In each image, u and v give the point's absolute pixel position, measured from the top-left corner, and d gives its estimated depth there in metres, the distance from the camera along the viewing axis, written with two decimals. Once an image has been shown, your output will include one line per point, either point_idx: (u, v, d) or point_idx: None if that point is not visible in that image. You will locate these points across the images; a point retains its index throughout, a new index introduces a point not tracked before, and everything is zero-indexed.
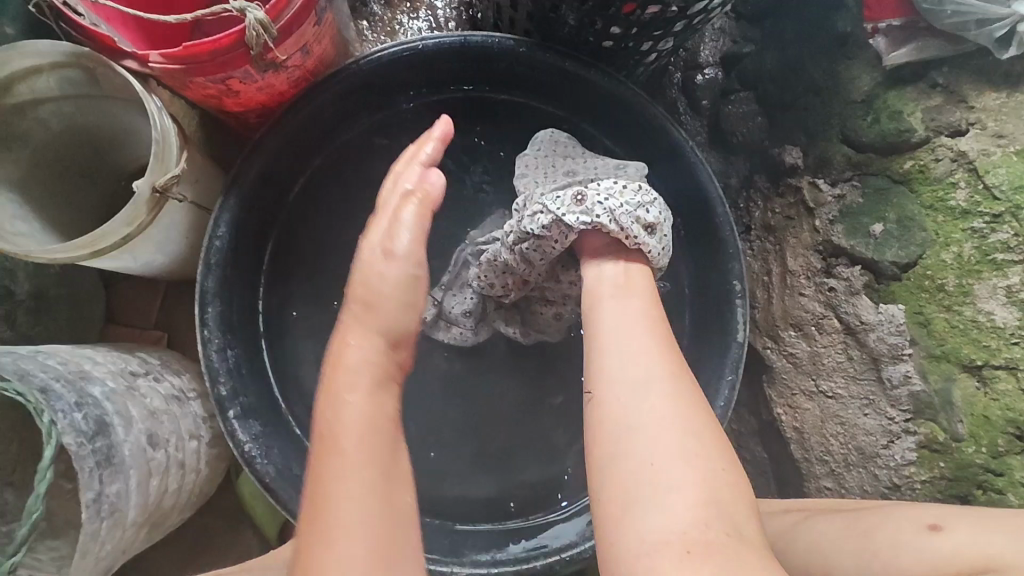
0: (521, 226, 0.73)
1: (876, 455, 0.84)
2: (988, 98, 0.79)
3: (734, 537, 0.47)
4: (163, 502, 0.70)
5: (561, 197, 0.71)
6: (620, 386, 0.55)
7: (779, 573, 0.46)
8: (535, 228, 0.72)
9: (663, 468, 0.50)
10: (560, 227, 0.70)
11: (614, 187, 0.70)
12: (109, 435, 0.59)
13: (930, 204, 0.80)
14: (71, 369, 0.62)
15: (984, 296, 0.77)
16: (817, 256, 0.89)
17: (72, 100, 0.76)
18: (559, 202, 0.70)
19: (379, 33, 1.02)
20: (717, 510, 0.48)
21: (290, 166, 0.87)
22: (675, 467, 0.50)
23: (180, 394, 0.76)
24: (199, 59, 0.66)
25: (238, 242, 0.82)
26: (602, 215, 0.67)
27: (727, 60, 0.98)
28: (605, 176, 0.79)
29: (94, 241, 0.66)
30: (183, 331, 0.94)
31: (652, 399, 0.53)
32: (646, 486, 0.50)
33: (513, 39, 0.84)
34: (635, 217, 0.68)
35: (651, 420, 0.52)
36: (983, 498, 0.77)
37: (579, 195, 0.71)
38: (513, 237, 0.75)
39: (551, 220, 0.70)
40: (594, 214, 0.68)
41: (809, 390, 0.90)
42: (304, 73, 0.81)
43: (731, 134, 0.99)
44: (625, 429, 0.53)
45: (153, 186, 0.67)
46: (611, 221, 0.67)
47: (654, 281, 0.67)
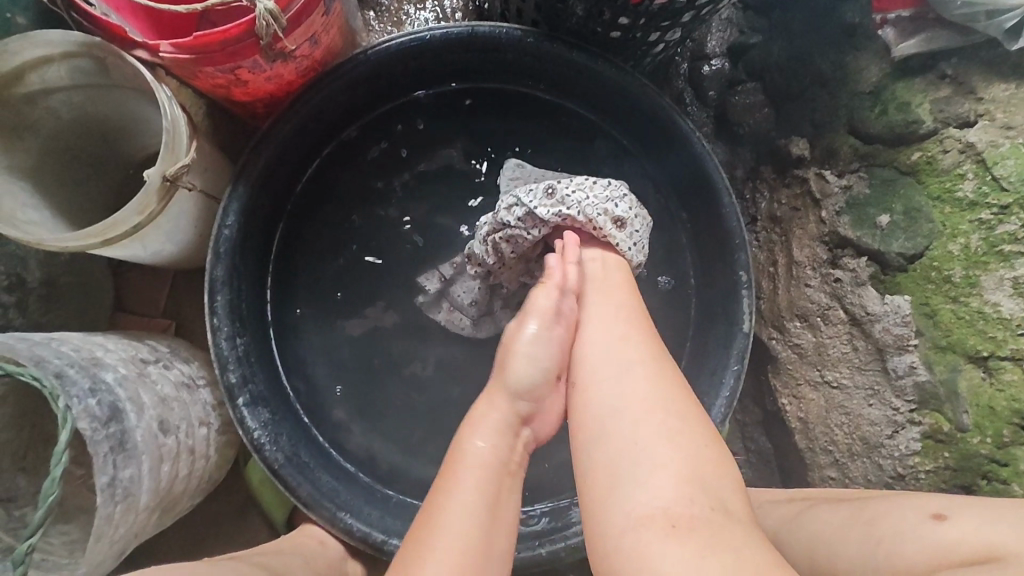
0: (499, 218, 0.80)
1: (880, 445, 0.84)
2: (996, 89, 0.79)
3: (718, 511, 0.51)
4: (175, 488, 0.71)
5: (534, 192, 0.79)
6: (602, 365, 0.62)
7: (766, 546, 0.50)
8: (509, 220, 0.79)
9: (647, 447, 0.55)
10: (533, 219, 0.78)
11: (585, 182, 0.78)
12: (123, 421, 0.60)
13: (937, 195, 0.81)
14: (84, 355, 0.63)
15: (991, 288, 0.76)
16: (823, 247, 0.89)
17: (83, 90, 0.77)
18: (531, 196, 0.78)
19: (386, 24, 1.02)
20: (700, 485, 0.52)
21: (299, 156, 0.88)
22: (656, 443, 0.54)
23: (190, 382, 0.77)
24: (208, 49, 0.67)
25: (247, 231, 0.82)
26: (570, 207, 0.76)
27: (734, 50, 0.98)
28: (589, 184, 0.78)
29: (104, 230, 0.66)
30: (191, 319, 0.95)
31: (635, 367, 0.60)
32: (629, 463, 0.54)
33: (521, 29, 0.84)
34: (604, 211, 0.76)
35: (635, 389, 0.59)
36: (987, 488, 0.78)
37: (551, 189, 0.79)
38: (489, 228, 0.82)
39: (525, 212, 0.78)
40: (563, 207, 0.76)
41: (813, 380, 0.91)
42: (313, 63, 0.81)
43: (738, 125, 0.99)
44: (605, 408, 0.59)
45: (164, 175, 0.68)
46: (579, 213, 0.76)
47: (628, 270, 0.74)
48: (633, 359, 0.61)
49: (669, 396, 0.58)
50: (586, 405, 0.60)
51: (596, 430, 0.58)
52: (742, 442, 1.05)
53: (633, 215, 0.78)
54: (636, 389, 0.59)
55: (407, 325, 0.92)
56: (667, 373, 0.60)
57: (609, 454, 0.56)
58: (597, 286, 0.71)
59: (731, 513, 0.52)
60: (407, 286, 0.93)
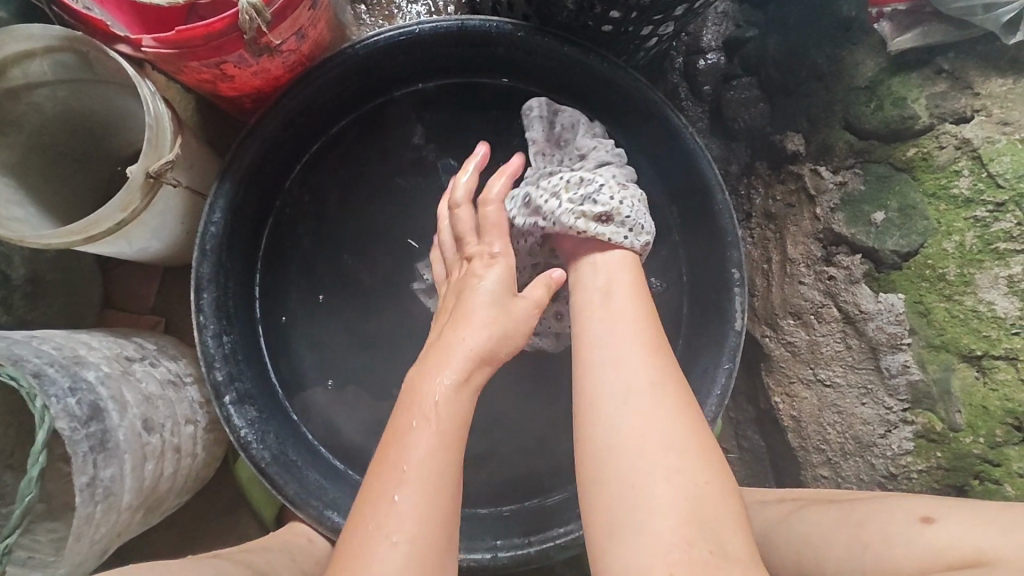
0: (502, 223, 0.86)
1: (873, 444, 0.84)
2: (994, 84, 0.78)
3: (718, 557, 0.50)
4: (159, 487, 0.70)
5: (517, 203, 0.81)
6: (604, 399, 0.60)
7: None
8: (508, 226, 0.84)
9: (647, 489, 0.53)
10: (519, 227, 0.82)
11: (558, 184, 0.77)
12: (103, 420, 0.60)
13: (932, 191, 0.79)
14: (66, 353, 0.63)
15: (986, 285, 0.76)
16: (817, 244, 0.88)
17: (67, 85, 0.76)
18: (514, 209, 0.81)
19: (377, 17, 1.01)
20: (701, 529, 0.51)
21: (288, 151, 0.87)
22: (655, 485, 0.53)
23: (176, 379, 0.77)
24: (192, 43, 0.65)
25: (234, 227, 0.82)
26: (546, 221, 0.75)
27: (730, 44, 0.97)
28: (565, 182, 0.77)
29: (87, 227, 0.66)
30: (180, 316, 0.95)
31: (639, 398, 0.58)
32: (630, 507, 0.53)
33: (511, 23, 0.83)
34: (582, 212, 0.73)
35: (639, 425, 0.57)
36: (981, 488, 0.78)
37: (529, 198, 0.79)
38: None
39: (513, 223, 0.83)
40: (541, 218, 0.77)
41: (807, 378, 0.90)
42: (300, 57, 0.80)
43: (733, 120, 0.98)
44: (606, 446, 0.57)
45: (147, 171, 0.67)
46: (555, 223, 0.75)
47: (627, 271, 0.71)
48: (634, 391, 0.59)
49: (673, 432, 0.56)
50: (591, 439, 0.58)
51: (598, 466, 0.57)
52: (734, 440, 1.05)
53: (618, 201, 0.74)
54: (640, 424, 0.57)
55: (397, 323, 0.91)
56: (673, 403, 0.58)
57: (609, 496, 0.55)
58: (603, 301, 0.68)
59: (732, 557, 0.51)
60: (398, 282, 0.92)
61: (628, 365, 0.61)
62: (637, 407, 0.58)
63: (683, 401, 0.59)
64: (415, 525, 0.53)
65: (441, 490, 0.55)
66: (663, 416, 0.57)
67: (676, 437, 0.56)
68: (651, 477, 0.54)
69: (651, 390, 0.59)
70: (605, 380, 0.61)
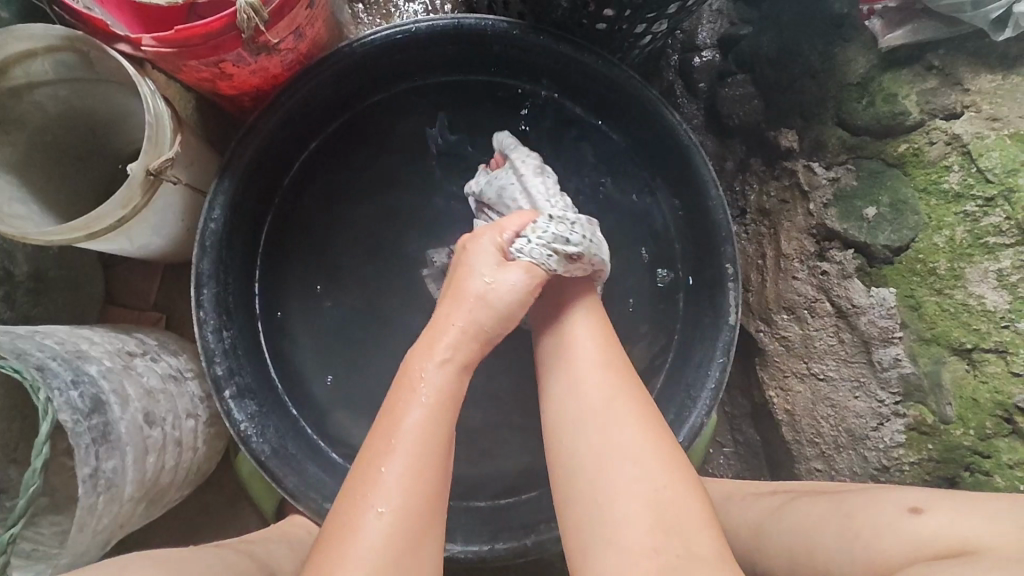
0: None
1: (865, 437, 0.85)
2: (984, 80, 0.79)
3: (686, 556, 0.51)
4: (161, 479, 0.71)
5: None
6: (565, 423, 0.62)
7: None
8: None
9: (612, 502, 0.55)
10: None
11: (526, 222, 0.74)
12: (105, 412, 0.61)
13: (923, 186, 0.80)
14: (68, 348, 0.64)
15: (976, 279, 0.77)
16: (810, 240, 0.89)
17: (68, 84, 0.77)
18: None
19: (374, 16, 1.02)
20: (667, 532, 0.52)
21: (286, 148, 0.88)
22: (618, 497, 0.55)
23: (177, 374, 0.78)
24: (191, 42, 0.66)
25: (234, 224, 0.83)
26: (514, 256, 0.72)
27: (725, 42, 0.98)
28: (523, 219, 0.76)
29: (89, 224, 0.67)
30: (182, 312, 0.96)
31: (595, 417, 0.61)
32: (598, 521, 0.55)
33: (506, 21, 0.84)
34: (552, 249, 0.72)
35: (597, 443, 0.59)
36: (971, 480, 0.79)
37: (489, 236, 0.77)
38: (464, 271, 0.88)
39: None
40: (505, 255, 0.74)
41: (800, 372, 0.91)
42: (299, 56, 0.81)
43: (728, 117, 0.98)
44: (571, 468, 0.59)
45: (147, 169, 0.68)
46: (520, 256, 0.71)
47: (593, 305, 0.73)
48: (591, 410, 0.61)
49: (632, 436, 0.59)
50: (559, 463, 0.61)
51: (567, 484, 0.59)
52: (730, 433, 1.06)
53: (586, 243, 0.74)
54: (598, 443, 0.59)
55: (395, 318, 0.92)
56: (630, 413, 0.60)
57: (580, 514, 0.57)
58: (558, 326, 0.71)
59: (701, 553, 0.51)
60: (396, 278, 0.93)
61: (582, 390, 0.63)
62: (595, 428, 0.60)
63: (641, 409, 0.61)
64: (400, 497, 0.55)
65: (415, 501, 0.56)
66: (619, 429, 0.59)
67: (637, 446, 0.58)
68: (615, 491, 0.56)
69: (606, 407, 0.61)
70: (564, 410, 0.63)
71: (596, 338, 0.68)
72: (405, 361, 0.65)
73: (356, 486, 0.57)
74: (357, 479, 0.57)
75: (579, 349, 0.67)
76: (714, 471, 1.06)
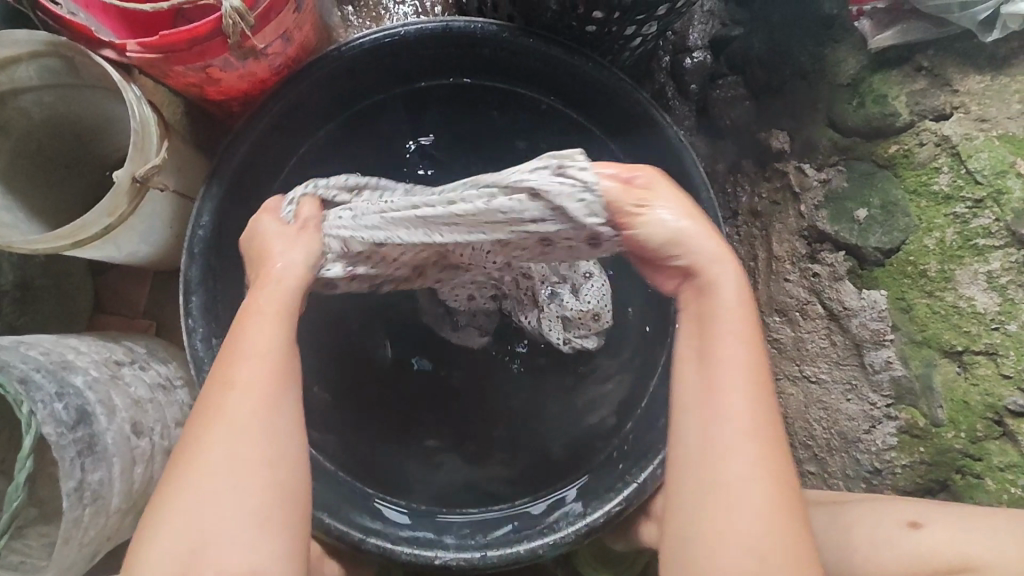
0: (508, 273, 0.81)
1: (857, 439, 0.85)
2: (972, 81, 0.78)
3: None
4: (149, 490, 0.71)
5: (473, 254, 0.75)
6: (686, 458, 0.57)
7: None
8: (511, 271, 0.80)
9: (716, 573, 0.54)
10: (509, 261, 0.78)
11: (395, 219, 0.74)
12: (91, 424, 0.60)
13: (913, 188, 0.80)
14: (53, 358, 0.63)
15: (966, 281, 0.76)
16: (802, 242, 0.89)
17: (54, 89, 0.76)
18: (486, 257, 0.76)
19: (364, 19, 1.01)
20: None
21: (275, 154, 0.87)
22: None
23: (166, 382, 0.77)
24: (177, 47, 0.66)
25: (223, 230, 0.82)
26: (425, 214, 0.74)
27: (716, 43, 0.98)
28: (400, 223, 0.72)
29: (75, 231, 0.66)
30: (171, 319, 0.95)
31: (729, 481, 0.55)
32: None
33: (496, 24, 0.83)
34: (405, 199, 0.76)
35: (715, 465, 0.55)
36: (962, 482, 0.79)
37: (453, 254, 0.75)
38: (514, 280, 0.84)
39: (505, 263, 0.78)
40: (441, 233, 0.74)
41: (793, 375, 0.91)
42: (286, 60, 0.81)
43: (719, 119, 0.98)
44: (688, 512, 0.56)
45: (133, 175, 0.68)
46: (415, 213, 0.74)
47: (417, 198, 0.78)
48: (734, 466, 0.55)
49: (753, 518, 0.54)
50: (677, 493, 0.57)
51: (679, 519, 0.57)
52: None
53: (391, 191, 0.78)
54: (714, 460, 0.55)
55: None
56: (764, 488, 0.54)
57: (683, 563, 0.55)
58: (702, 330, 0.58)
59: None
60: None
61: (731, 384, 0.56)
62: (711, 439, 0.56)
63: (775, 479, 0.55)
64: (249, 433, 0.56)
65: (268, 432, 0.57)
66: (733, 447, 0.55)
67: (764, 528, 0.53)
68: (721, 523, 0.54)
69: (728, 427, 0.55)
70: (697, 450, 0.56)
71: (740, 312, 0.58)
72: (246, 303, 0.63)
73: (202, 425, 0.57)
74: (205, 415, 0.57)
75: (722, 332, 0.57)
76: None
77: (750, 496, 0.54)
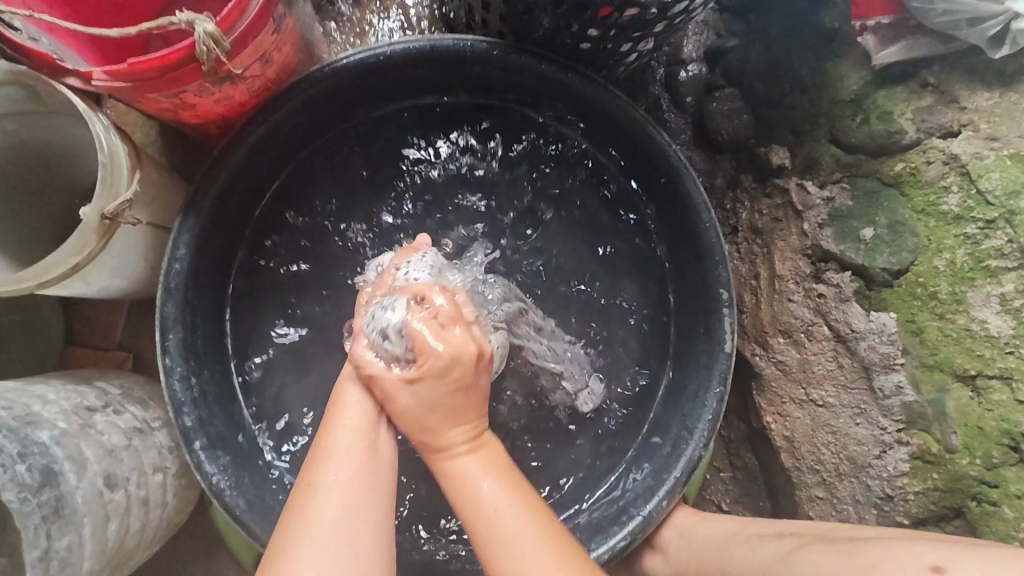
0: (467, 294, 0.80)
1: (867, 465, 0.82)
2: (980, 97, 0.76)
3: None
4: (124, 544, 0.68)
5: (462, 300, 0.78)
6: (512, 538, 0.57)
7: None
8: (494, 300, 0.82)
9: None
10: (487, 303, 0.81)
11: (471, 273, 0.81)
12: (57, 485, 0.59)
13: (921, 208, 0.78)
14: (16, 412, 0.61)
15: (978, 304, 0.74)
16: (805, 261, 0.85)
17: (16, 118, 0.71)
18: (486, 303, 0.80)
19: (347, 34, 0.97)
20: None
21: (257, 176, 0.83)
22: None
23: (143, 426, 0.73)
24: (147, 75, 0.61)
25: (201, 264, 0.78)
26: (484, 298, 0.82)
27: (711, 55, 0.94)
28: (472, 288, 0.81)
29: (37, 273, 0.62)
30: (147, 352, 0.91)
31: (491, 500, 0.60)
32: None
33: (486, 42, 0.79)
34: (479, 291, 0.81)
35: (501, 547, 0.57)
36: (978, 510, 0.77)
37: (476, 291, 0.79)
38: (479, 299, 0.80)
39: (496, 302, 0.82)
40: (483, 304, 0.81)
41: (798, 398, 0.87)
42: (266, 82, 0.77)
43: (716, 133, 0.93)
44: (506, 545, 0.57)
45: (102, 213, 0.63)
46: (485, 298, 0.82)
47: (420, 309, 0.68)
48: (520, 516, 0.59)
49: (529, 538, 0.57)
50: (496, 537, 0.58)
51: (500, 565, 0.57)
52: (727, 459, 1.03)
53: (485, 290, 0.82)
54: None
55: None
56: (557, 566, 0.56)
57: None
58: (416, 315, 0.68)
59: None
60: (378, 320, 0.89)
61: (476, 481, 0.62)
62: (478, 523, 0.59)
63: (532, 521, 0.58)
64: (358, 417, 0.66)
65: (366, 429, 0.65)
66: (512, 522, 0.58)
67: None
68: None
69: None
70: (505, 514, 0.59)
71: (495, 477, 0.62)
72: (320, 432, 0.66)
73: (292, 525, 0.58)
74: (294, 516, 0.59)
75: (479, 484, 0.62)
76: (711, 498, 1.04)
77: None
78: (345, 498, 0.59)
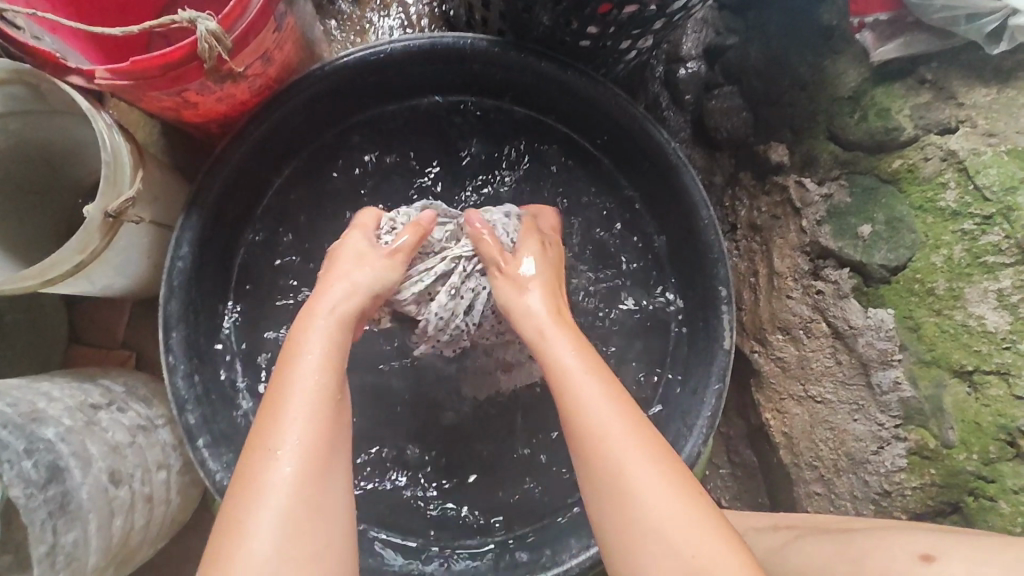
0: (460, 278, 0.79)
1: (865, 461, 0.82)
2: (977, 94, 0.76)
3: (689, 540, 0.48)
4: (129, 540, 0.69)
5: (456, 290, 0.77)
6: (591, 411, 0.55)
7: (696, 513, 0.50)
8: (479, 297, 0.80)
9: (629, 469, 0.52)
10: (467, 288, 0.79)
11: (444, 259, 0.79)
12: (63, 481, 0.60)
13: (919, 204, 0.78)
14: (22, 409, 0.62)
15: (975, 300, 0.75)
16: (804, 257, 0.86)
17: (20, 118, 0.72)
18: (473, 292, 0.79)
19: (348, 33, 0.98)
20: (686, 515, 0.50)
21: (259, 174, 0.84)
22: (639, 471, 0.52)
23: (147, 423, 0.74)
24: (149, 73, 0.61)
25: (203, 262, 0.79)
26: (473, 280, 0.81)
27: (711, 52, 0.94)
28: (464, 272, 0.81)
29: (43, 270, 0.62)
30: (151, 350, 0.92)
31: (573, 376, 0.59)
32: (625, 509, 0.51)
33: (485, 40, 0.80)
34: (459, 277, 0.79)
35: (587, 426, 0.55)
36: (975, 505, 0.76)
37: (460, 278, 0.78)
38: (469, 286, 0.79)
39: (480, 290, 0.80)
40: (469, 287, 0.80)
41: (797, 395, 0.88)
42: (267, 80, 0.77)
43: (715, 130, 0.95)
44: (589, 418, 0.55)
45: (105, 211, 0.64)
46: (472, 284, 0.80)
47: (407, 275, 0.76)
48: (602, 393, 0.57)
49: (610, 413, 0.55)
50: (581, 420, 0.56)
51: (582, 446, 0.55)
52: (726, 456, 1.03)
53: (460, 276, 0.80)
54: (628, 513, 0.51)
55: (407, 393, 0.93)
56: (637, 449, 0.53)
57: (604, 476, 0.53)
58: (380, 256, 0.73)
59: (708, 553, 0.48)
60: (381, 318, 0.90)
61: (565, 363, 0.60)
62: (575, 407, 0.57)
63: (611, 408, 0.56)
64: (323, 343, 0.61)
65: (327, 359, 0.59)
66: (597, 401, 0.56)
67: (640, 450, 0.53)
68: (610, 481, 0.52)
69: (613, 464, 0.53)
70: (589, 393, 0.57)
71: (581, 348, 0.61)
72: (298, 325, 0.63)
73: (245, 490, 0.52)
74: (247, 481, 0.52)
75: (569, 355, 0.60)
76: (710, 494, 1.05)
77: (646, 492, 0.51)
78: (306, 450, 0.53)
